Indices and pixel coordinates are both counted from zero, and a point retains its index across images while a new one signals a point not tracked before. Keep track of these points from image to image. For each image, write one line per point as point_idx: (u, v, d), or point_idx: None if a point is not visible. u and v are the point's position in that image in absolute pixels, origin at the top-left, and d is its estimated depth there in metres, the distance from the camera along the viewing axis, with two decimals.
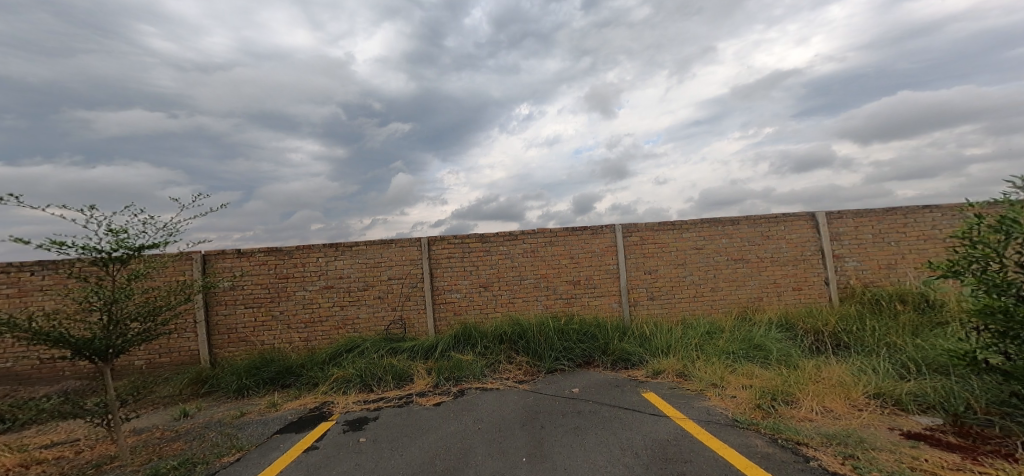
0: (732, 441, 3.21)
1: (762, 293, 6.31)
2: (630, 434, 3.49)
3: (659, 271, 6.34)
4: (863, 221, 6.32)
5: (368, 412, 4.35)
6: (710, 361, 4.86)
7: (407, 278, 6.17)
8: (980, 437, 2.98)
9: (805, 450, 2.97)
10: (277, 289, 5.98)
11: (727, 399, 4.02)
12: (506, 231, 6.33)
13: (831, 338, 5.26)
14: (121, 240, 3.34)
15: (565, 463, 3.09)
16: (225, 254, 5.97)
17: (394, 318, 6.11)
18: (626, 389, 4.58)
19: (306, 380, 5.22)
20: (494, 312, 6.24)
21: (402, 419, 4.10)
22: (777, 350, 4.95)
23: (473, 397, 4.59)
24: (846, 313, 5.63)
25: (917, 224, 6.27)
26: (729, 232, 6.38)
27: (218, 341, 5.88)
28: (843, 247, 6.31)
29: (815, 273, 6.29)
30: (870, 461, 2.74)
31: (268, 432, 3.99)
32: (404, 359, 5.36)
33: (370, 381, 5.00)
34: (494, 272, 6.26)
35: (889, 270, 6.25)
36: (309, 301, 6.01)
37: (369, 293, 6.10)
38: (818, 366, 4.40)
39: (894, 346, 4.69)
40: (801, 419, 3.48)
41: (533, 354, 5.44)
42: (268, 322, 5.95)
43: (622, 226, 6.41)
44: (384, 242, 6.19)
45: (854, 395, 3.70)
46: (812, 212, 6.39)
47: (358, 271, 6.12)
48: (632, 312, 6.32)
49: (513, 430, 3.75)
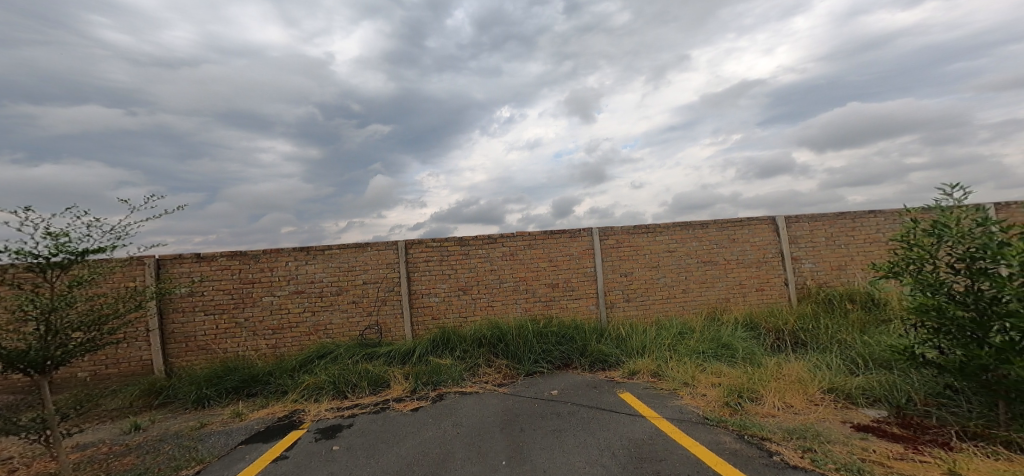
0: (703, 439, 3.32)
1: (729, 294, 6.56)
2: (608, 435, 3.56)
3: (634, 273, 6.48)
4: (817, 226, 6.67)
5: (342, 419, 4.23)
6: (682, 361, 5.01)
7: (384, 283, 6.06)
8: (920, 427, 3.19)
9: (768, 446, 3.11)
10: (241, 295, 5.75)
11: (698, 398, 4.16)
12: (485, 234, 6.31)
13: (790, 336, 5.55)
14: (60, 244, 3.13)
15: (544, 466, 3.11)
16: (182, 259, 5.70)
17: (369, 324, 5.99)
18: (603, 390, 4.66)
19: (274, 388, 5.04)
20: (474, 315, 6.21)
21: (378, 426, 4.02)
22: (742, 349, 5.17)
23: (451, 402, 4.54)
24: (802, 312, 5.94)
25: (864, 228, 6.67)
26: (700, 235, 6.62)
27: (174, 350, 5.60)
28: (800, 249, 6.64)
29: (776, 274, 6.59)
30: (826, 454, 2.89)
31: (232, 443, 3.83)
32: (379, 365, 5.26)
33: (343, 388, 4.87)
34: (473, 276, 6.24)
35: (840, 272, 6.62)
36: (277, 306, 5.81)
37: (343, 298, 5.95)
38: (780, 364, 4.61)
39: (845, 343, 4.99)
40: (764, 415, 3.63)
41: (512, 357, 5.47)
42: (232, 330, 5.71)
43: (599, 229, 6.52)
44: (359, 246, 6.07)
45: (811, 391, 3.90)
46: (773, 217, 6.70)
47: (331, 276, 5.96)
48: (610, 314, 6.42)
49: (493, 434, 3.74)
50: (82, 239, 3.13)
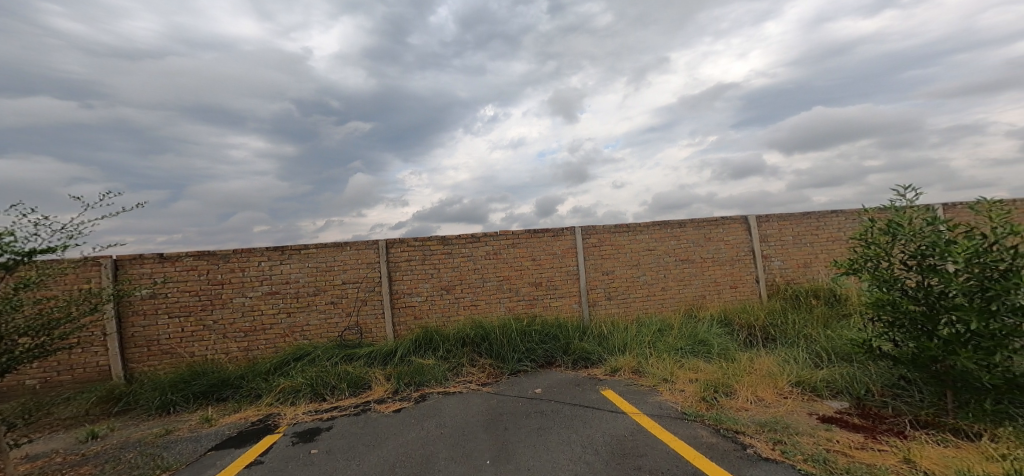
0: (682, 434, 3.40)
1: (705, 291, 6.73)
2: (591, 432, 3.61)
3: (615, 271, 6.57)
4: (785, 225, 6.91)
5: (320, 422, 4.14)
6: (661, 357, 5.11)
7: (364, 283, 5.96)
8: (877, 417, 3.36)
9: (741, 439, 3.21)
10: (209, 296, 5.55)
11: (677, 393, 4.25)
12: (468, 233, 6.28)
13: (761, 331, 5.74)
14: (6, 244, 2.94)
15: (529, 464, 3.13)
16: (142, 259, 5.45)
17: (348, 325, 5.88)
18: (586, 388, 4.71)
19: (247, 392, 4.89)
20: (457, 315, 6.18)
21: (358, 428, 3.96)
22: (718, 345, 5.31)
23: (434, 402, 4.51)
24: (772, 308, 6.15)
25: (827, 227, 6.95)
26: (678, 234, 6.76)
27: (135, 354, 5.37)
28: (770, 248, 6.87)
29: (748, 271, 6.80)
30: (796, 445, 3.00)
31: (201, 449, 3.70)
32: (360, 366, 5.17)
33: (322, 391, 4.77)
34: (456, 275, 6.20)
35: (806, 269, 6.88)
36: (249, 308, 5.64)
37: (320, 299, 5.82)
38: (752, 358, 4.76)
39: (810, 337, 5.20)
40: (739, 408, 3.75)
41: (496, 356, 5.47)
42: (199, 333, 5.52)
43: (581, 228, 6.58)
44: (338, 245, 5.95)
45: (780, 384, 4.04)
46: (746, 216, 6.90)
47: (307, 276, 5.82)
48: (592, 312, 6.49)
49: (476, 434, 3.74)
50: (32, 237, 2.96)
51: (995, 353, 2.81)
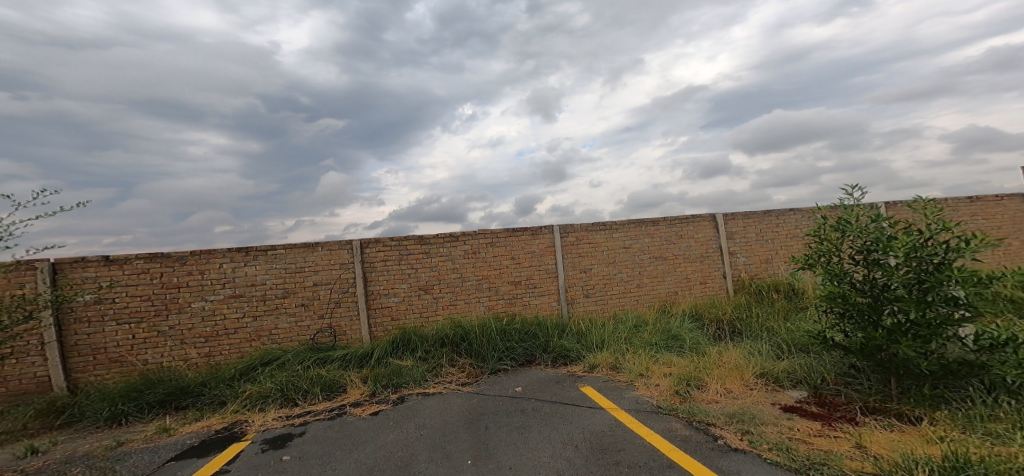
0: (657, 427, 3.48)
1: (677, 287, 6.91)
2: (570, 428, 3.65)
3: (593, 269, 6.66)
4: (749, 222, 7.18)
5: (291, 428, 4.02)
6: (638, 353, 5.22)
7: (336, 284, 5.81)
8: (832, 405, 3.54)
9: (712, 430, 3.32)
10: (164, 301, 5.27)
11: (652, 388, 4.35)
12: (446, 232, 6.23)
13: (729, 325, 5.94)
14: None
15: (510, 462, 3.13)
16: (85, 262, 5.08)
17: (321, 327, 5.71)
18: (565, 385, 4.76)
19: (210, 399, 4.67)
20: (436, 315, 6.12)
21: (333, 432, 3.86)
22: (690, 340, 5.47)
23: (413, 403, 4.46)
24: (738, 302, 6.39)
25: (785, 224, 7.27)
26: (652, 232, 6.91)
27: (79, 364, 5.00)
28: (736, 245, 7.12)
29: (716, 267, 7.03)
30: (761, 435, 3.12)
31: (160, 460, 3.52)
32: (334, 369, 5.05)
33: (293, 395, 4.62)
34: (434, 275, 6.13)
35: (768, 265, 7.17)
36: (210, 312, 5.39)
37: (289, 301, 5.64)
38: (721, 352, 4.92)
39: (773, 330, 5.43)
40: (709, 401, 3.87)
41: (476, 355, 5.44)
42: (152, 339, 5.22)
43: (559, 226, 6.63)
44: (307, 246, 5.77)
45: (746, 376, 4.19)
46: (713, 214, 7.14)
47: (275, 278, 5.62)
48: (571, 310, 6.55)
49: (457, 434, 3.71)
50: None
51: (931, 341, 3.07)
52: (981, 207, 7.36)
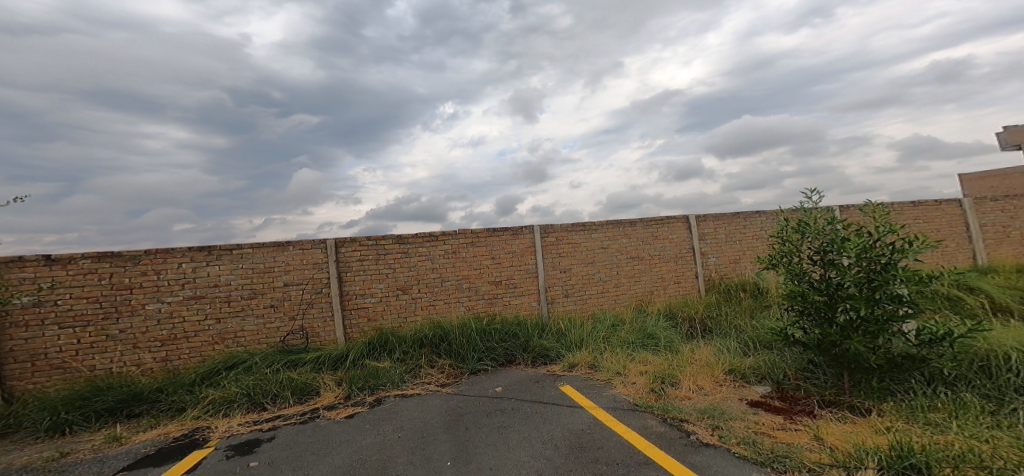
0: (634, 425, 3.53)
1: (653, 287, 7.04)
2: (550, 428, 3.66)
3: (572, 269, 6.72)
4: (720, 224, 7.41)
5: (259, 433, 3.88)
6: (615, 351, 5.30)
7: (309, 285, 5.65)
8: (792, 399, 3.68)
9: (685, 426, 3.40)
10: (115, 303, 4.92)
11: (629, 386, 4.42)
12: (425, 232, 6.17)
13: (701, 323, 6.11)
14: None
15: (490, 463, 3.12)
16: (24, 262, 4.68)
17: (291, 329, 5.53)
18: (546, 384, 4.78)
19: (167, 406, 4.43)
20: (414, 316, 6.04)
21: (305, 437, 3.76)
22: (665, 338, 5.59)
23: (392, 405, 4.39)
24: (709, 301, 6.58)
25: (752, 226, 7.52)
26: (629, 232, 7.03)
27: (15, 372, 4.56)
28: (707, 245, 7.32)
29: (689, 267, 7.21)
30: (731, 430, 3.22)
31: (112, 470, 3.34)
32: (306, 372, 4.91)
33: (261, 400, 4.47)
34: (413, 275, 6.06)
35: (736, 265, 7.41)
36: (168, 314, 5.08)
37: (257, 302, 5.42)
38: (693, 350, 5.04)
39: (740, 328, 5.61)
40: (683, 398, 3.96)
41: (455, 356, 5.40)
42: (101, 344, 4.84)
43: (540, 227, 6.66)
44: (278, 245, 5.58)
45: (716, 373, 4.31)
46: (687, 215, 7.32)
47: (241, 278, 5.37)
48: (550, 310, 6.59)
49: (436, 435, 3.67)
50: None
51: (878, 336, 3.29)
52: (923, 211, 7.81)
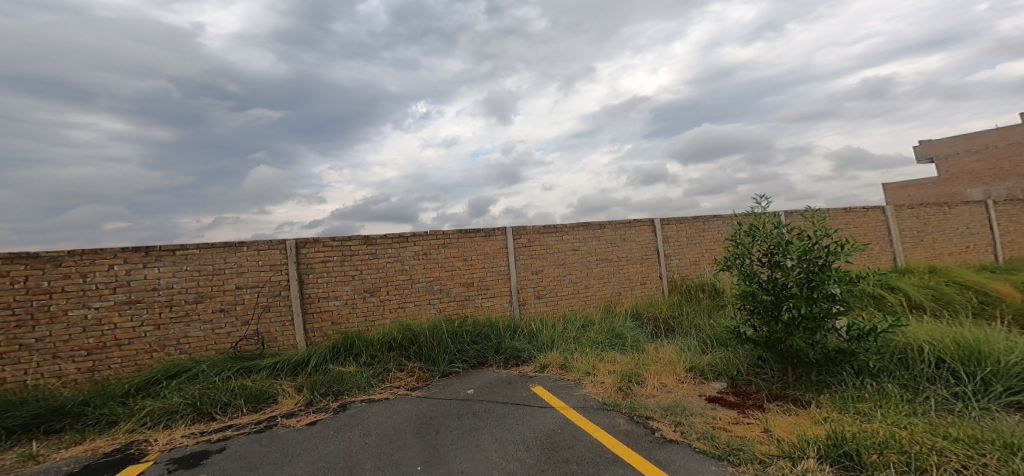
0: (603, 424, 3.59)
1: (621, 288, 7.19)
2: (521, 429, 3.67)
3: (544, 271, 6.77)
4: (682, 227, 7.66)
5: (207, 445, 3.68)
6: (585, 351, 5.37)
7: (264, 287, 5.40)
8: (745, 393, 3.85)
9: (651, 423, 3.49)
10: (31, 310, 4.47)
11: (598, 385, 4.49)
12: (394, 232, 6.05)
13: (664, 323, 6.29)
14: None
15: (461, 466, 3.10)
16: None
17: (244, 334, 5.27)
18: (518, 385, 4.78)
19: (94, 420, 4.06)
20: (382, 318, 5.91)
21: (262, 446, 3.60)
22: (631, 338, 5.71)
23: (358, 411, 4.27)
24: (672, 301, 6.79)
25: (711, 229, 7.83)
26: (598, 235, 7.16)
27: None
28: (670, 247, 7.55)
29: (654, 269, 7.41)
30: (691, 425, 3.33)
31: None
32: (262, 379, 4.71)
33: (209, 409, 4.21)
34: (381, 277, 5.93)
35: (696, 266, 7.69)
36: (96, 321, 4.69)
37: (204, 307, 5.12)
38: (657, 348, 5.18)
39: (699, 327, 5.81)
40: (648, 395, 4.06)
41: (426, 359, 5.33)
42: (13, 354, 4.38)
43: (512, 228, 6.67)
44: (229, 246, 5.31)
45: (678, 371, 4.44)
46: (652, 219, 7.52)
47: (185, 281, 5.06)
48: (522, 311, 6.61)
49: (405, 440, 3.61)
50: None
51: (816, 332, 3.52)
52: (852, 217, 8.37)
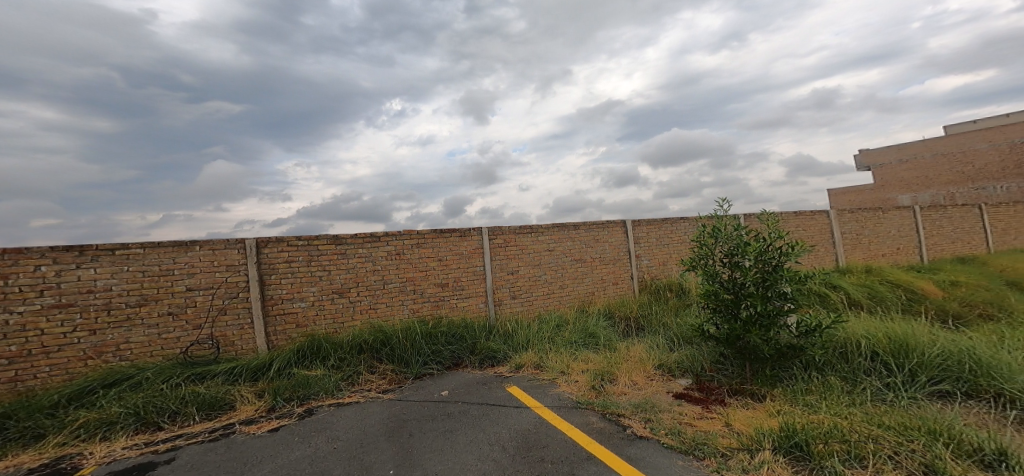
0: (577, 422, 3.63)
1: (594, 288, 7.29)
2: (496, 429, 3.66)
3: (519, 271, 6.78)
4: (651, 228, 7.85)
5: (156, 455, 3.49)
6: (560, 351, 5.41)
7: (218, 289, 5.17)
8: (708, 389, 3.96)
9: (622, 421, 3.55)
10: None
11: (571, 384, 4.53)
12: (365, 232, 5.93)
13: (635, 322, 6.41)
14: None
15: (434, 469, 3.06)
16: None
17: (195, 339, 5.03)
18: (493, 386, 4.76)
19: (18, 433, 3.76)
20: (352, 320, 5.78)
21: (220, 455, 3.45)
22: (604, 337, 5.79)
23: (325, 415, 4.15)
24: (642, 301, 6.93)
25: (678, 230, 8.05)
26: (572, 235, 7.23)
27: None
28: (640, 248, 7.71)
29: (625, 269, 7.55)
30: (659, 421, 3.41)
31: None
32: (216, 385, 4.51)
33: (154, 418, 4.00)
34: (351, 277, 5.79)
35: (665, 266, 7.88)
36: (19, 326, 4.33)
37: (148, 310, 4.85)
38: (628, 347, 5.28)
39: (666, 326, 5.96)
40: (619, 393, 4.13)
41: (398, 360, 5.24)
42: None
43: (487, 229, 6.65)
44: (179, 245, 5.05)
45: (648, 369, 4.54)
46: (623, 220, 7.67)
47: (126, 284, 4.77)
48: (497, 311, 6.59)
49: (377, 444, 3.54)
50: None
51: (770, 329, 3.67)
52: (801, 220, 8.77)
